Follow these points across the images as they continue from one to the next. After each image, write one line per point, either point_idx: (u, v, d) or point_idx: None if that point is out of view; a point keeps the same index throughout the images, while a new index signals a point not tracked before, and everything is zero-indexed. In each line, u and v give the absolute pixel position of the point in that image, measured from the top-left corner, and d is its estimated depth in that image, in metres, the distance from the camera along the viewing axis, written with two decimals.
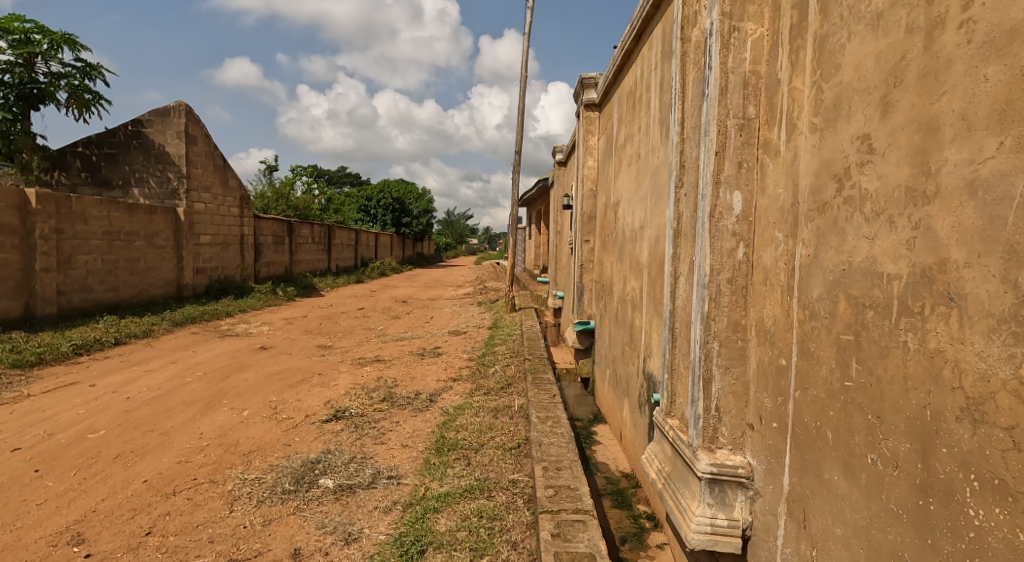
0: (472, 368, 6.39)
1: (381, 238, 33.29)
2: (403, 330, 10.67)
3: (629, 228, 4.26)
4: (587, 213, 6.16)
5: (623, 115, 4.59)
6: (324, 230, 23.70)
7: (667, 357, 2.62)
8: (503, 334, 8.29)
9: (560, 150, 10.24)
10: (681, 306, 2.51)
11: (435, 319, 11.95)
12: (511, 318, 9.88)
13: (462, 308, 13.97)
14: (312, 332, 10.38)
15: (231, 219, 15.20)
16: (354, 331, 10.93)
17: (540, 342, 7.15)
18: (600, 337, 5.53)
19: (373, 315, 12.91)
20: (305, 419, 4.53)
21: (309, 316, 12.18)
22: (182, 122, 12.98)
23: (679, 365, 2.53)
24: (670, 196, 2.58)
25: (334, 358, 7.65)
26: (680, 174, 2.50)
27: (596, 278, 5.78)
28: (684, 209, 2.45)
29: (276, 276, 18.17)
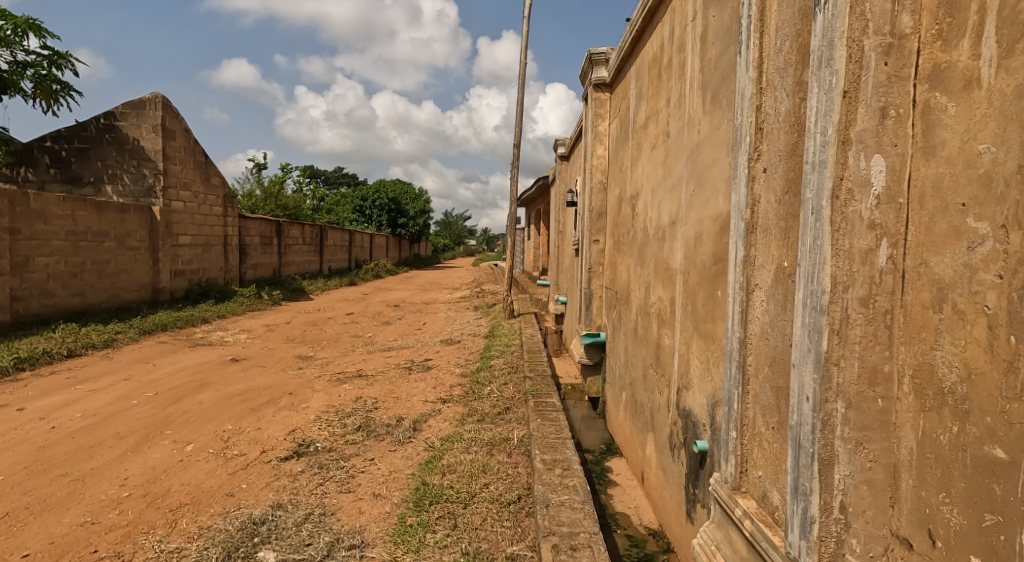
0: (465, 388, 5.52)
1: (376, 239, 32.48)
2: (392, 338, 9.90)
3: (653, 227, 3.53)
4: (596, 209, 5.39)
5: (644, 90, 3.85)
6: (316, 231, 22.90)
7: (727, 406, 2.02)
8: (501, 346, 7.43)
9: (562, 144, 9.49)
10: (756, 335, 1.88)
11: (428, 325, 11.19)
12: (509, 325, 9.12)
13: (458, 313, 13.21)
14: (293, 341, 9.60)
15: (213, 219, 14.62)
16: (340, 339, 10.18)
17: (543, 356, 6.32)
18: (613, 354, 4.74)
19: (362, 321, 12.17)
20: (260, 457, 3.76)
21: (292, 322, 11.43)
22: (158, 114, 12.37)
23: (750, 419, 1.93)
24: (737, 175, 1.96)
25: (311, 372, 6.87)
26: (754, 145, 1.88)
27: (609, 284, 5.00)
28: (769, 191, 1.81)
29: (263, 279, 17.42)
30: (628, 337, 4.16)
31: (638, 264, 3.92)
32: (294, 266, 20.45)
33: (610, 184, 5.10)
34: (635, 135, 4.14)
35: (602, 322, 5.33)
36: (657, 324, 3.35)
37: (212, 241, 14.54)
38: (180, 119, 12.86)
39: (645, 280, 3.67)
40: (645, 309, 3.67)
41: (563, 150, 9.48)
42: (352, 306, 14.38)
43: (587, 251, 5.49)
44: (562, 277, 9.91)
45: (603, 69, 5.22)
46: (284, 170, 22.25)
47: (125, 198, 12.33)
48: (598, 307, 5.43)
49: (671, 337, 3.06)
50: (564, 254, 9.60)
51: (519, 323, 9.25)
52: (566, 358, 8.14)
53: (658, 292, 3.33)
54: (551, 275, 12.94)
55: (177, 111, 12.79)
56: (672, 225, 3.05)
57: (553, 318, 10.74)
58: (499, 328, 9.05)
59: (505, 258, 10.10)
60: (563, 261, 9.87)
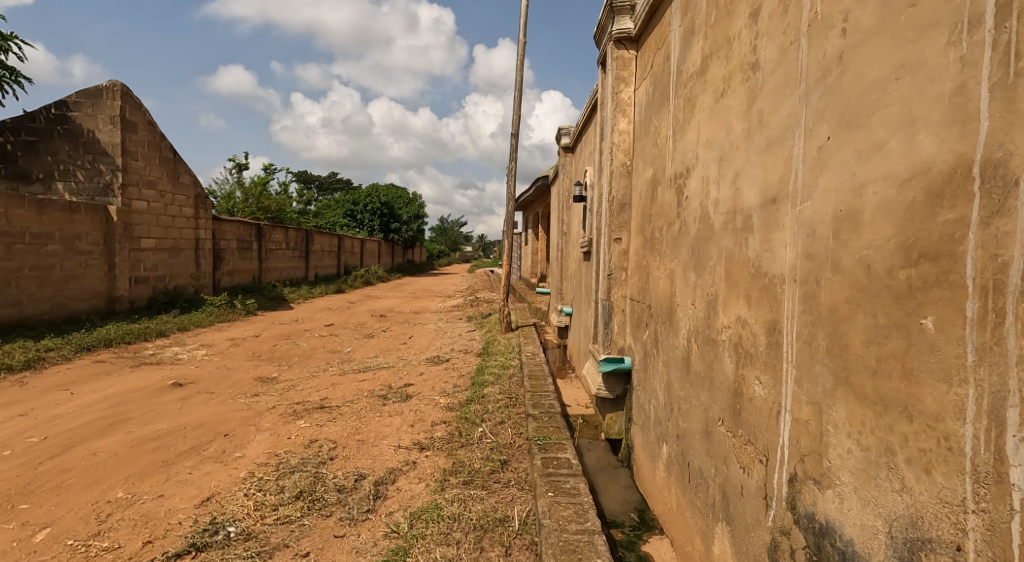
0: (450, 429, 4.28)
1: (367, 245, 31.34)
2: (371, 355, 8.75)
3: (721, 215, 2.37)
4: (618, 199, 4.23)
5: (703, 19, 2.69)
6: (302, 235, 21.76)
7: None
8: (497, 367, 6.18)
9: (567, 133, 8.40)
10: None
11: (414, 338, 10.05)
12: (506, 340, 7.96)
13: (450, 324, 12.07)
14: (258, 359, 8.43)
15: (183, 220, 13.66)
16: (312, 356, 9.03)
17: (548, 382, 5.12)
18: (646, 389, 3.56)
19: (342, 334, 11.00)
20: (141, 550, 2.58)
21: (261, 336, 10.29)
22: (116, 104, 11.46)
23: None
24: None
25: (265, 401, 5.72)
26: None
27: (638, 295, 3.83)
28: None
29: (242, 284, 16.57)
30: (674, 371, 2.98)
31: (690, 269, 2.76)
32: (275, 273, 19.30)
33: (639, 165, 3.94)
34: (680, 92, 3.01)
35: (625, 344, 4.18)
36: (736, 361, 2.16)
37: (181, 245, 13.61)
38: (141, 111, 11.96)
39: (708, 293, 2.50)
40: (707, 337, 2.50)
41: (568, 140, 8.38)
42: (333, 316, 13.22)
43: (606, 251, 4.32)
44: (565, 286, 8.78)
45: (626, 19, 4.09)
46: (268, 171, 21.14)
47: (79, 197, 11.40)
48: (621, 324, 4.27)
49: (774, 389, 1.87)
50: (569, 258, 8.46)
51: (517, 337, 8.10)
52: (572, 380, 7.00)
53: (739, 309, 2.16)
54: (552, 282, 11.81)
55: (138, 102, 11.85)
56: (772, 204, 1.89)
57: (555, 331, 9.60)
58: (494, 343, 7.85)
59: (501, 263, 8.96)
60: (567, 267, 8.75)
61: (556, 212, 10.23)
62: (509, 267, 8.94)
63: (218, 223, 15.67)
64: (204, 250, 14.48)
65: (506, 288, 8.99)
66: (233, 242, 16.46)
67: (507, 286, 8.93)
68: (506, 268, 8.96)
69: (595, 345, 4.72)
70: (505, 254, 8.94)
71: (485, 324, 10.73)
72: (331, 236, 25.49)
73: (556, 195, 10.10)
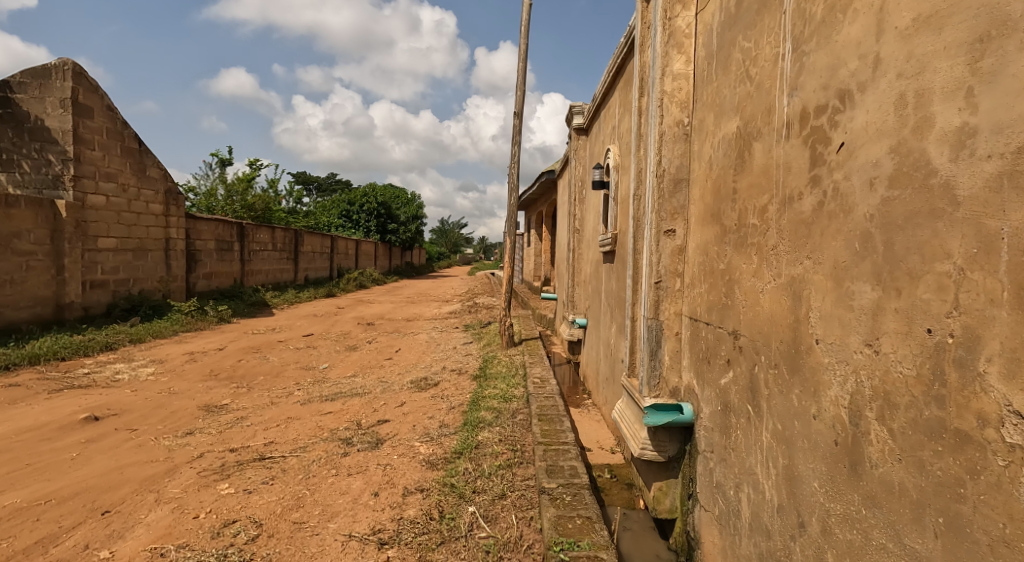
0: (427, 507, 2.98)
1: (362, 246, 30.05)
2: (347, 375, 7.46)
3: (986, 163, 1.24)
4: (673, 172, 2.91)
5: None
6: (289, 236, 20.50)
7: None
8: (496, 400, 4.83)
9: (579, 111, 7.13)
10: None
11: (400, 354, 8.77)
12: (508, 358, 6.69)
13: (444, 334, 10.78)
14: (212, 381, 7.22)
15: (149, 217, 12.43)
16: (278, 376, 7.75)
17: (566, 427, 3.79)
18: (732, 466, 2.26)
19: (320, 347, 9.72)
20: None
21: (225, 349, 9.02)
22: (66, 86, 10.44)
23: None
24: None
25: (194, 445, 4.44)
26: None
27: (712, 316, 2.51)
28: None
29: (219, 289, 15.36)
30: (808, 463, 1.71)
31: (877, 282, 1.49)
32: (258, 277, 18.04)
33: (708, 119, 2.63)
34: None
35: (683, 384, 2.87)
36: None
37: (148, 245, 12.39)
38: (97, 94, 10.96)
39: (972, 332, 1.28)
40: (942, 424, 1.33)
41: (581, 120, 7.11)
42: (315, 325, 11.93)
43: (651, 249, 3.00)
44: (577, 292, 7.48)
45: None
46: (253, 168, 19.90)
47: (25, 189, 10.35)
48: (675, 355, 2.95)
49: None
50: (583, 260, 7.15)
51: (519, 354, 6.79)
52: (587, 411, 5.69)
53: None
54: (559, 287, 10.51)
55: (93, 85, 10.84)
56: None
57: (565, 346, 8.29)
58: (493, 363, 6.52)
59: (502, 264, 7.66)
60: (579, 271, 7.45)
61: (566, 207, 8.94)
62: (510, 270, 7.63)
63: (193, 222, 14.43)
64: (174, 252, 13.23)
65: (506, 294, 7.69)
66: (210, 242, 15.21)
67: (507, 293, 7.61)
68: (507, 272, 7.66)
69: (634, 379, 3.40)
70: (506, 254, 7.65)
71: (482, 336, 9.41)
72: (323, 237, 24.22)
73: (566, 187, 8.81)
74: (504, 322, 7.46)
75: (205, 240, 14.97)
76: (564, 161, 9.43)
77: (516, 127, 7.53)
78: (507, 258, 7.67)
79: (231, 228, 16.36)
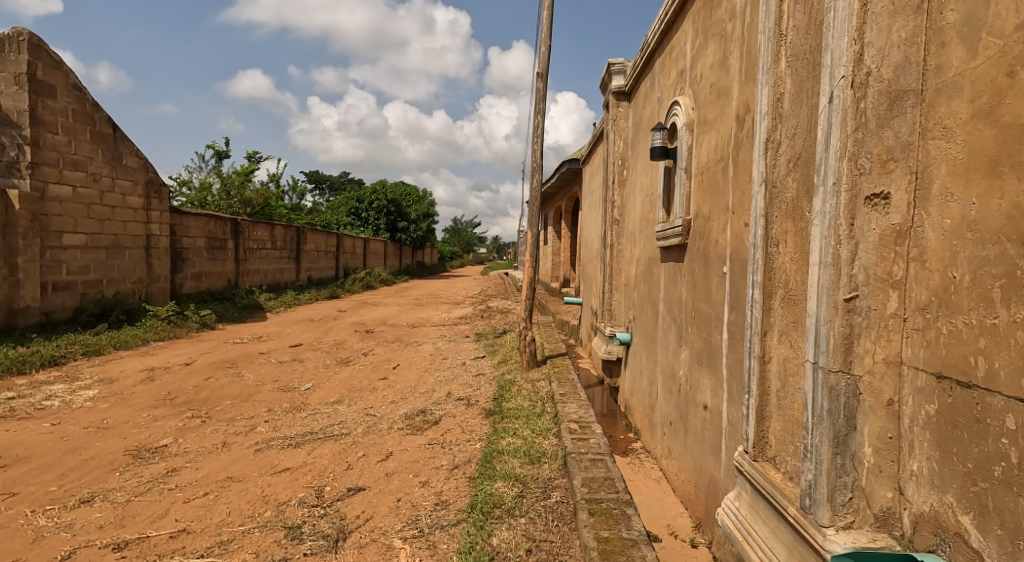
0: None
1: (370, 245, 28.71)
2: (329, 404, 6.02)
3: None
4: (889, 76, 1.82)
5: None
6: (290, 233, 19.18)
7: None
8: (518, 462, 3.35)
9: (622, 70, 5.77)
10: None
11: (398, 372, 7.33)
12: (529, 386, 5.20)
13: (452, 345, 9.34)
14: (162, 408, 5.84)
15: (126, 211, 11.07)
16: (248, 401, 6.34)
17: (639, 537, 2.37)
18: None
19: (307, 361, 8.34)
20: None
21: (193, 363, 7.62)
22: (22, 59, 9.13)
23: None
24: None
25: (75, 532, 3.03)
26: None
27: None
28: None
29: (210, 292, 14.10)
30: None
31: None
32: (254, 277, 16.73)
33: None
34: None
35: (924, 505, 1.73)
36: None
37: (124, 243, 11.05)
38: (61, 70, 9.67)
39: None
40: None
41: (622, 81, 5.77)
42: (308, 333, 10.57)
43: (827, 215, 1.92)
44: (616, 301, 6.02)
45: None
46: (252, 160, 18.56)
47: None
48: (879, 427, 1.85)
49: None
50: (626, 258, 5.70)
51: (544, 380, 5.30)
52: (637, 461, 4.27)
53: None
54: (587, 292, 9.07)
55: (55, 60, 9.53)
56: None
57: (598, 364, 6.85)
58: (510, 395, 4.97)
59: (525, 262, 6.22)
60: (619, 272, 6.00)
61: (600, 195, 7.45)
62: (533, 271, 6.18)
63: (181, 217, 13.12)
64: (156, 250, 11.91)
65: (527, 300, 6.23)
66: (200, 240, 13.89)
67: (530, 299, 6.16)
68: (529, 272, 6.21)
69: (779, 475, 2.18)
70: (530, 249, 6.20)
71: (496, 349, 7.96)
72: (327, 235, 22.90)
73: (600, 171, 7.34)
74: (526, 335, 6.02)
75: (194, 237, 13.65)
76: (596, 143, 7.96)
77: (542, 92, 6.08)
78: (529, 255, 6.24)
79: (224, 225, 15.06)
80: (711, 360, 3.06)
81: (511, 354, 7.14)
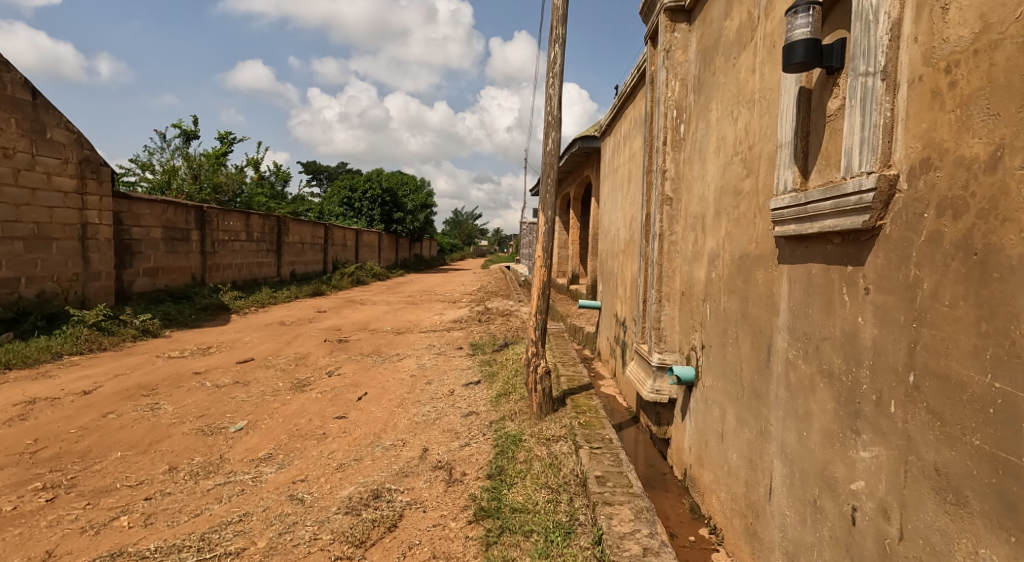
0: None
1: (362, 236, 26.93)
2: (255, 463, 4.22)
3: None
4: None
5: None
6: (267, 223, 17.42)
7: None
8: None
9: None
10: None
11: (363, 403, 5.53)
12: (532, 456, 3.41)
13: (440, 361, 7.56)
14: (7, 469, 4.05)
15: (54, 195, 9.27)
16: (147, 453, 4.55)
17: None
18: None
19: (254, 386, 6.56)
20: None
21: (95, 392, 5.81)
22: None
23: None
24: None
25: None
26: None
27: None
28: None
29: (165, 290, 12.39)
30: None
31: None
32: (223, 273, 14.97)
33: None
34: None
35: None
36: None
37: (51, 232, 9.22)
38: None
39: None
40: None
41: None
42: (269, 343, 8.77)
43: None
44: (668, 317, 4.20)
45: None
46: (224, 142, 16.71)
47: None
48: None
49: None
50: (687, 255, 3.90)
51: (566, 446, 3.47)
52: None
53: None
54: (613, 294, 7.22)
55: None
56: None
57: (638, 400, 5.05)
58: (511, 484, 3.11)
59: (535, 259, 4.37)
60: (673, 275, 4.18)
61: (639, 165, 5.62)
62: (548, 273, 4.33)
63: (133, 204, 11.58)
64: (95, 241, 10.06)
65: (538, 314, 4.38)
66: (154, 230, 12.22)
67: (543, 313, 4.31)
68: (541, 274, 4.37)
69: None
70: (543, 239, 4.35)
71: (496, 372, 6.14)
72: (313, 226, 21.06)
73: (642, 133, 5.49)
74: (538, 365, 4.18)
75: (147, 227, 11.97)
76: (634, 100, 6.10)
77: (561, 14, 4.27)
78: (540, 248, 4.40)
79: (185, 213, 13.30)
80: (1016, 509, 1.42)
81: (520, 383, 5.33)
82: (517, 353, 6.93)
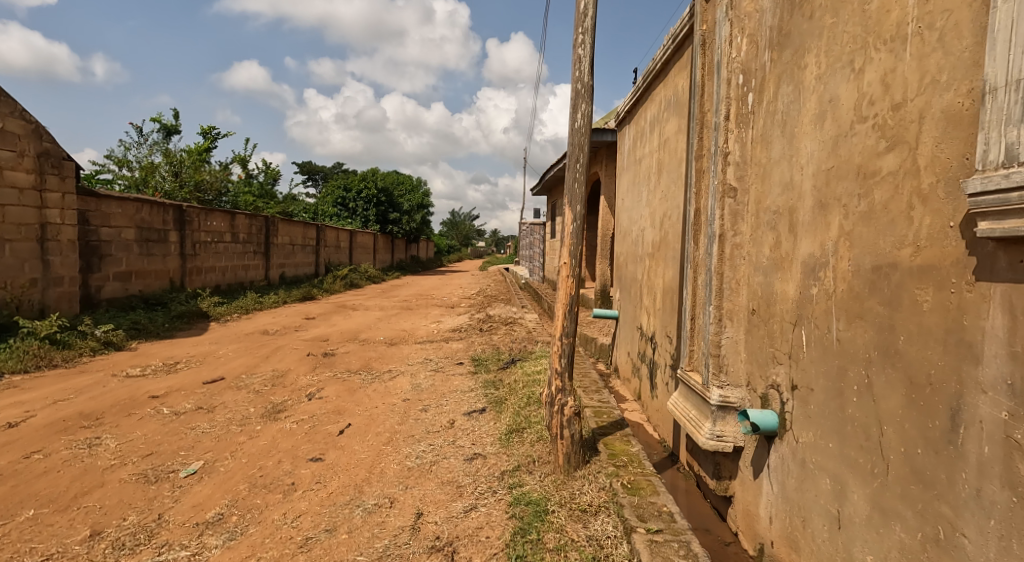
0: None
1: (357, 238, 25.99)
2: (199, 530, 3.31)
3: None
4: None
5: None
6: (253, 223, 16.50)
7: None
8: None
9: None
10: None
11: (346, 439, 4.62)
12: (563, 544, 2.55)
13: (437, 381, 6.65)
14: None
15: (9, 193, 8.51)
16: (67, 512, 3.64)
17: None
18: None
19: (220, 413, 5.65)
20: None
21: (21, 425, 4.91)
22: None
23: None
24: None
25: None
26: None
27: None
28: None
29: (139, 296, 11.49)
30: None
31: None
32: (205, 277, 14.05)
33: None
34: None
35: None
36: None
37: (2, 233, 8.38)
38: None
39: None
40: None
41: None
42: (245, 357, 7.86)
43: None
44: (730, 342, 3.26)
45: None
46: (207, 137, 15.77)
47: None
48: None
49: None
50: (760, 263, 2.99)
51: (610, 528, 2.62)
52: None
53: None
54: (636, 304, 6.31)
55: None
56: None
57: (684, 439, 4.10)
58: None
59: (561, 269, 3.42)
60: (738, 289, 3.25)
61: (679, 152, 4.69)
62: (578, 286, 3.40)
63: (100, 201, 10.64)
64: (56, 243, 9.13)
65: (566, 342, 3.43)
66: (126, 231, 11.33)
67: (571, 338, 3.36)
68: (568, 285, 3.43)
69: None
70: (570, 242, 3.43)
71: (506, 398, 5.22)
72: (304, 227, 20.13)
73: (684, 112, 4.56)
74: (567, 408, 3.26)
75: (118, 228, 11.11)
76: (667, 77, 5.18)
77: None
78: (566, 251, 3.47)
79: (161, 213, 12.39)
80: None
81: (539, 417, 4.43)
82: (530, 372, 6.00)
